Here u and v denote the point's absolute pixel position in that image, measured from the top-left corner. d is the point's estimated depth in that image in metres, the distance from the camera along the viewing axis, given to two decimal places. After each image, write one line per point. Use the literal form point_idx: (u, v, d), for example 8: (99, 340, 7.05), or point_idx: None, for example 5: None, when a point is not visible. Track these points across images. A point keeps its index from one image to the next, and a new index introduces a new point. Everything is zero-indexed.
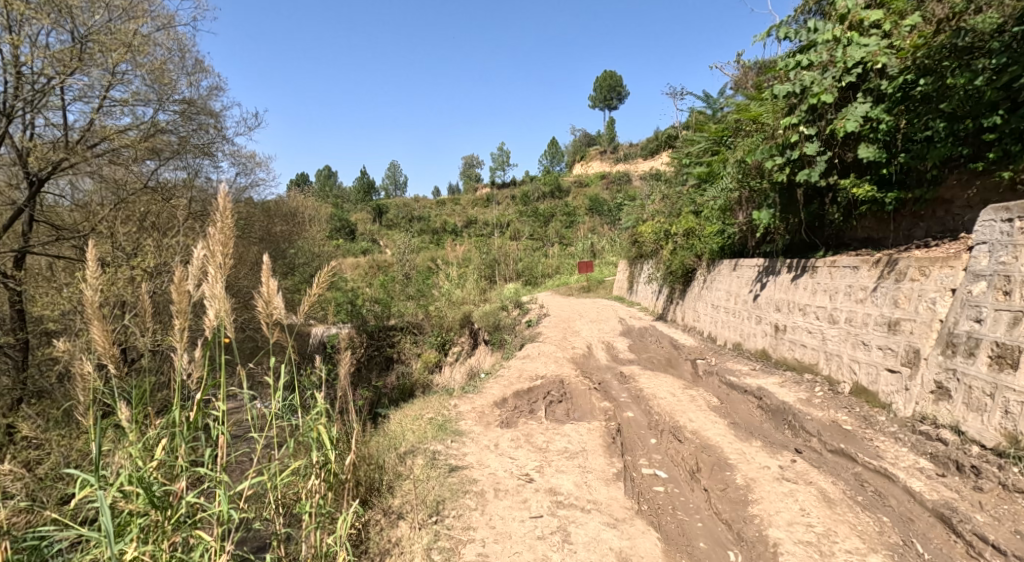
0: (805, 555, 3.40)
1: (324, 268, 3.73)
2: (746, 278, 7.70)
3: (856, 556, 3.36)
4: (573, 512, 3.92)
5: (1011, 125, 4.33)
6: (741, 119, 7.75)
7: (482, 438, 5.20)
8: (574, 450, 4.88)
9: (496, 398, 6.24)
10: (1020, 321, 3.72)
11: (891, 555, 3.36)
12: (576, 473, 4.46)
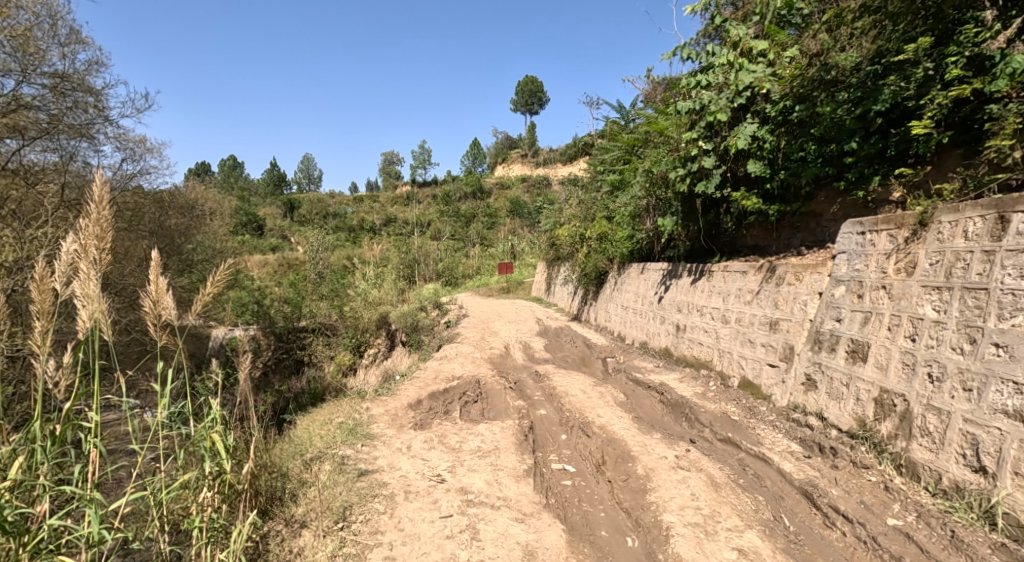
0: (693, 535, 3.67)
1: (222, 264, 3.74)
2: (652, 281, 8.38)
3: (735, 533, 3.67)
4: (483, 509, 4.08)
5: (863, 151, 5.05)
6: (650, 131, 8.38)
7: (395, 441, 5.33)
8: (486, 449, 5.08)
9: (411, 401, 6.41)
10: (869, 320, 4.34)
11: (763, 530, 3.69)
12: (488, 471, 4.64)
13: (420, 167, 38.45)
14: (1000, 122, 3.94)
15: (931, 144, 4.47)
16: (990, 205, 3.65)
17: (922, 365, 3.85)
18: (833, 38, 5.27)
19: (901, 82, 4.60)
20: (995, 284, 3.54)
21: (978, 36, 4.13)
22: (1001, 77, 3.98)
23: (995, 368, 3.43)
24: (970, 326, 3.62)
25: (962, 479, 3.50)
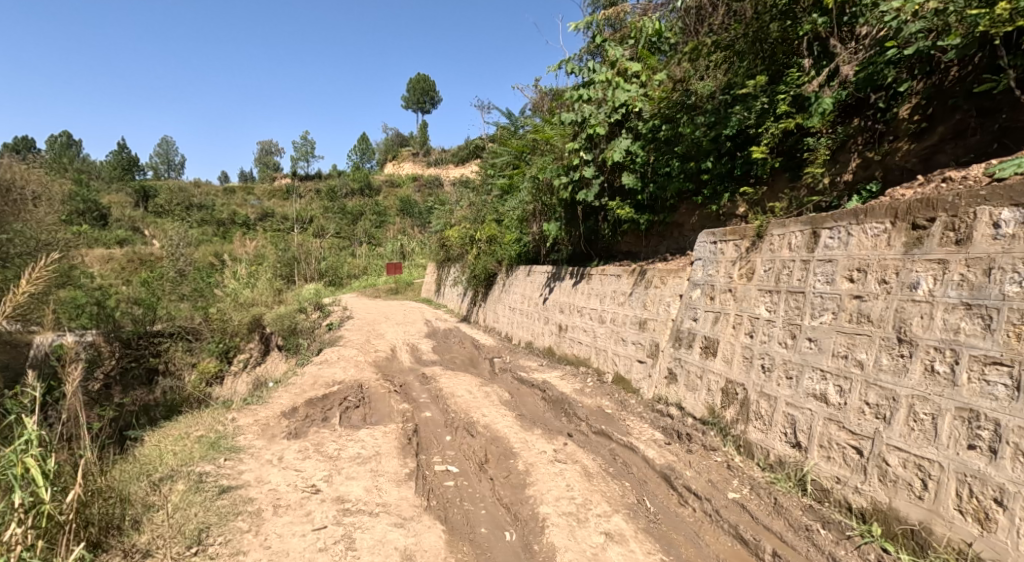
0: (565, 524, 3.74)
1: (41, 259, 3.49)
2: (537, 282, 8.85)
3: (604, 517, 3.78)
4: (360, 517, 3.88)
5: (717, 170, 5.67)
6: (537, 139, 8.80)
7: (264, 454, 5.01)
8: (367, 455, 4.87)
9: (286, 409, 6.15)
10: (719, 319, 4.65)
11: (629, 513, 3.84)
12: (367, 478, 4.45)
13: (301, 159, 36.48)
14: (815, 153, 4.54)
15: (766, 167, 5.06)
16: (805, 221, 3.99)
17: (758, 357, 4.16)
18: (693, 68, 5.81)
19: (745, 112, 5.21)
20: (810, 288, 3.89)
21: (799, 79, 4.86)
22: (815, 114, 4.53)
23: (808, 358, 3.76)
24: (792, 325, 3.95)
25: (784, 453, 3.81)
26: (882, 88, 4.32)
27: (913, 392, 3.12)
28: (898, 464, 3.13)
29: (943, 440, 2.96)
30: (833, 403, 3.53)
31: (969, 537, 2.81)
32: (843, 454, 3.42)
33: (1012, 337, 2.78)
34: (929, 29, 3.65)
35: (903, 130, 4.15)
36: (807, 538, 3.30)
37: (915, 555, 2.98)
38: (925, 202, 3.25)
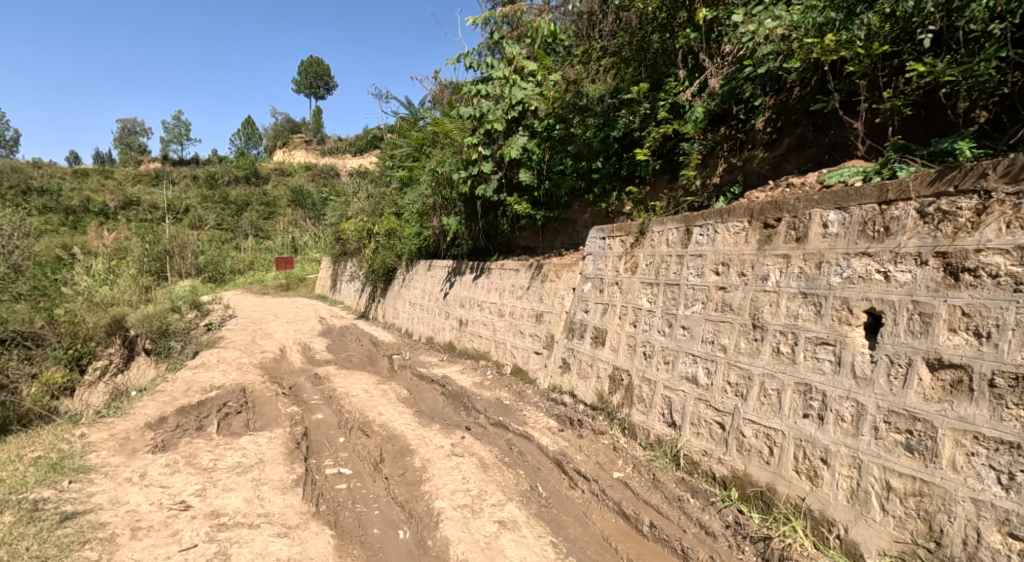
0: (461, 516, 3.50)
1: None
2: (438, 277, 8.90)
3: (497, 507, 3.59)
4: (238, 531, 3.43)
5: (605, 170, 6.03)
6: (437, 132, 8.76)
7: (121, 472, 4.36)
8: (248, 464, 4.38)
9: (151, 420, 5.53)
10: (607, 311, 4.78)
11: (523, 500, 3.70)
12: (247, 488, 3.97)
13: (173, 142, 34.09)
14: (689, 157, 4.96)
15: (649, 169, 5.45)
16: (681, 219, 4.08)
17: (641, 345, 4.24)
18: (585, 70, 6.11)
19: (630, 116, 5.60)
20: (684, 281, 3.95)
21: (675, 88, 5.24)
22: (689, 121, 5.00)
23: (683, 344, 3.80)
24: (669, 314, 4.03)
25: (662, 432, 3.83)
26: (741, 102, 4.82)
27: (764, 371, 3.14)
28: (751, 435, 3.14)
29: (785, 412, 2.97)
30: (702, 384, 3.57)
31: (803, 495, 2.80)
32: (710, 429, 3.44)
33: (835, 320, 2.80)
34: (777, 52, 4.07)
35: (759, 139, 4.60)
36: (678, 508, 3.30)
37: (765, 514, 3.01)
38: (774, 204, 3.27)
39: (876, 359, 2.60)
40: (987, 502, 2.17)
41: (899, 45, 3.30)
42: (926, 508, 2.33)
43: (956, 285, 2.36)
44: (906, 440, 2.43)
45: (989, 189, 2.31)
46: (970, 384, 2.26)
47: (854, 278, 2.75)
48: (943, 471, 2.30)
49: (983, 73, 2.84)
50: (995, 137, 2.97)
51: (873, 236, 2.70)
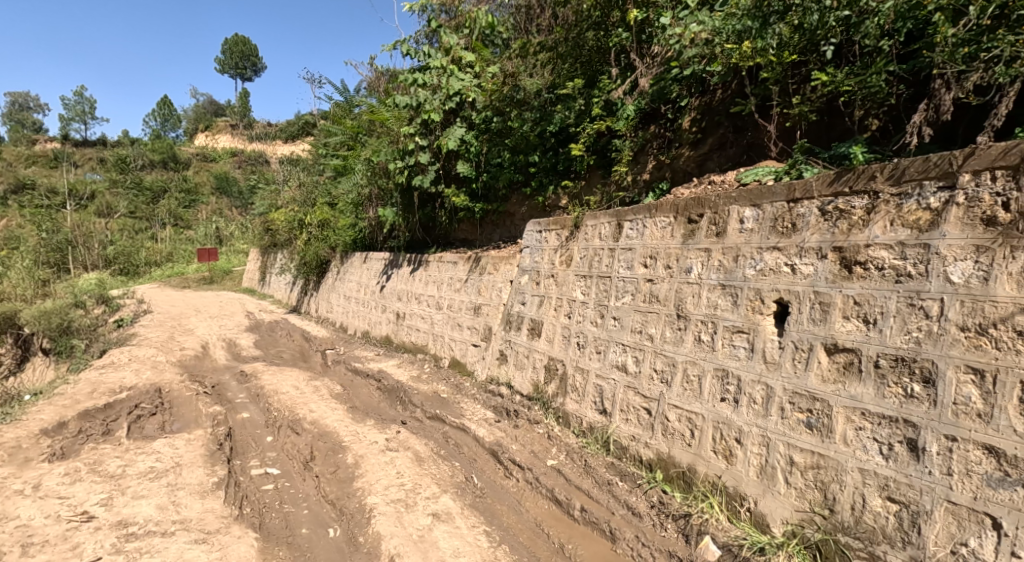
0: (394, 511, 3.48)
1: None
2: (374, 270, 8.77)
3: (432, 500, 3.61)
4: (149, 540, 3.22)
5: (542, 163, 6.16)
6: (373, 120, 8.58)
7: (13, 484, 3.97)
8: (162, 468, 4.12)
9: (51, 424, 5.13)
10: (543, 303, 4.89)
11: (457, 492, 3.74)
12: (161, 494, 3.74)
13: (75, 120, 31.69)
14: (621, 153, 5.15)
15: (583, 164, 5.59)
16: (612, 214, 4.23)
17: (575, 336, 4.38)
18: (523, 64, 6.13)
19: (566, 112, 5.78)
20: (616, 273, 4.11)
21: (608, 86, 5.37)
22: (621, 119, 5.17)
23: (614, 334, 3.97)
24: (601, 305, 4.17)
25: (594, 420, 3.98)
26: (670, 102, 5.01)
27: (687, 358, 3.32)
28: (675, 419, 3.33)
29: (705, 397, 3.16)
30: (631, 372, 3.74)
31: (719, 472, 2.99)
32: (638, 415, 3.61)
33: (749, 309, 3.00)
34: (701, 55, 4.30)
35: (685, 138, 4.80)
36: (608, 491, 3.41)
37: (686, 493, 3.19)
38: (697, 200, 3.47)
39: (783, 345, 2.80)
40: (872, 470, 2.36)
41: (806, 55, 3.58)
42: (822, 479, 2.52)
43: (849, 276, 2.56)
44: (807, 418, 2.62)
45: (877, 189, 2.52)
46: (859, 365, 2.46)
47: (766, 271, 2.96)
48: (835, 445, 2.49)
49: (874, 85, 3.12)
50: (885, 143, 3.30)
51: (783, 231, 2.91)
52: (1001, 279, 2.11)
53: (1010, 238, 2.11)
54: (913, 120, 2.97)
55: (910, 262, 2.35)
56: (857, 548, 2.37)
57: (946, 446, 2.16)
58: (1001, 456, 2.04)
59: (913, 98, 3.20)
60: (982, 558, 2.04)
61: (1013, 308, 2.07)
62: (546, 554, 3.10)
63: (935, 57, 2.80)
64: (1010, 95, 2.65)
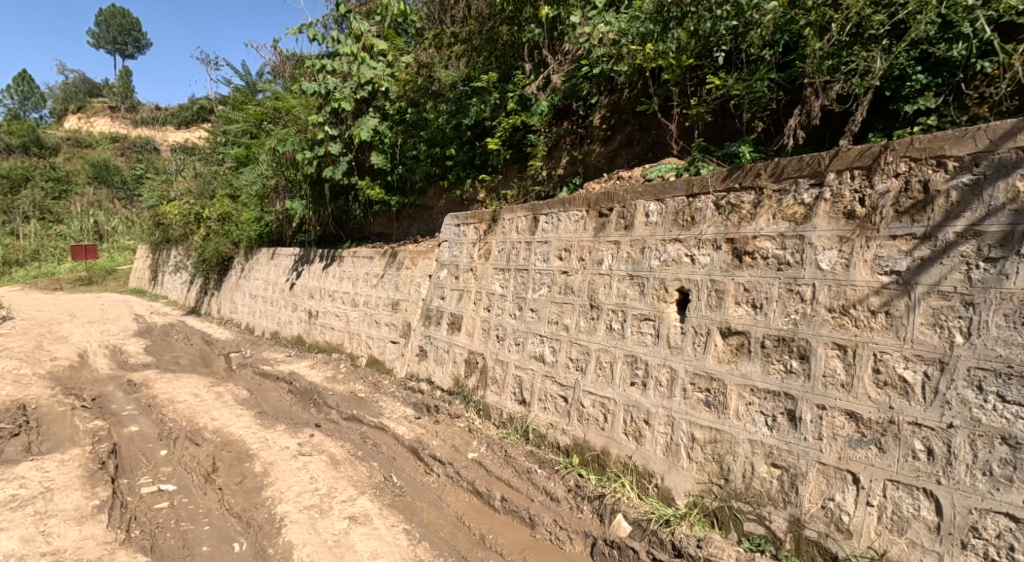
0: (307, 519, 3.39)
1: None
2: (283, 267, 8.43)
3: (348, 503, 3.56)
4: None
5: (459, 157, 6.08)
6: (279, 107, 8.19)
7: None
8: (29, 495, 3.72)
9: None
10: (462, 297, 4.93)
11: (375, 493, 3.71)
12: (29, 524, 3.37)
13: None
14: (536, 148, 5.24)
15: (499, 158, 5.62)
16: (529, 208, 4.33)
17: (494, 328, 4.45)
18: (438, 55, 6.14)
19: (481, 105, 5.79)
20: (532, 266, 4.22)
21: (521, 81, 5.49)
22: (535, 114, 5.26)
23: (532, 326, 4.07)
24: (519, 297, 4.27)
25: (514, 410, 4.07)
26: (581, 99, 5.14)
27: (600, 346, 3.48)
28: (589, 404, 3.48)
29: (616, 382, 3.33)
30: (548, 362, 3.87)
31: (630, 452, 3.17)
32: (555, 403, 3.75)
33: (655, 298, 3.19)
34: (610, 55, 4.49)
35: (596, 135, 4.96)
36: (527, 479, 3.51)
37: (600, 475, 3.34)
38: (606, 194, 3.63)
39: (685, 330, 3.01)
40: (759, 440, 2.58)
41: (701, 60, 3.79)
42: (718, 452, 2.74)
43: (740, 265, 2.79)
44: (705, 397, 2.84)
45: (762, 185, 2.76)
46: (749, 346, 2.69)
47: (669, 262, 3.16)
48: (729, 420, 2.72)
49: (758, 90, 3.41)
50: (768, 143, 3.62)
51: (683, 224, 3.12)
52: (860, 266, 2.35)
53: (866, 230, 2.35)
54: (789, 123, 3.30)
55: (789, 252, 2.59)
56: (747, 512, 2.59)
57: (818, 414, 2.39)
58: (859, 421, 2.27)
59: (789, 104, 3.52)
60: (845, 511, 2.27)
61: (869, 290, 2.30)
62: (467, 546, 3.15)
63: (806, 66, 3.10)
64: (863, 104, 3.00)
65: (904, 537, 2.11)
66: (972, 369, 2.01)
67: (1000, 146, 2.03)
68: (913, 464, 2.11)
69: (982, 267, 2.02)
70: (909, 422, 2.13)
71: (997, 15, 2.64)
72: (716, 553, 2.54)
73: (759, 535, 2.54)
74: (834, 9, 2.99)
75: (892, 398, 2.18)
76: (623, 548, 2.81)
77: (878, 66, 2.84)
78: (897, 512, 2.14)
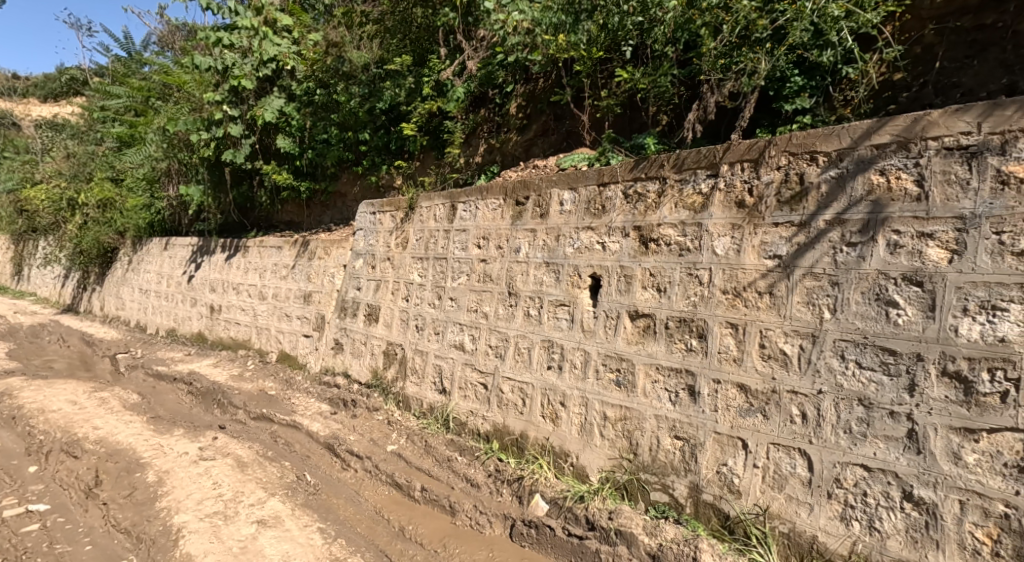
0: (208, 527, 3.21)
1: None
2: (179, 258, 7.89)
3: (256, 506, 3.43)
4: None
5: (373, 142, 5.89)
6: (168, 83, 7.59)
7: None
8: None
9: None
10: (379, 287, 4.85)
11: (286, 494, 3.61)
12: None
13: None
14: (453, 134, 5.19)
15: (416, 144, 5.51)
16: (446, 196, 4.33)
17: (413, 319, 4.42)
18: (349, 36, 5.80)
19: (395, 89, 5.66)
20: (451, 254, 4.22)
21: (437, 66, 5.43)
22: (452, 100, 5.22)
23: (451, 315, 4.09)
24: (438, 286, 4.26)
25: (434, 400, 4.08)
26: (496, 87, 5.17)
27: (518, 333, 3.56)
28: (509, 390, 3.56)
29: (534, 366, 3.42)
30: (468, 350, 3.90)
31: (547, 434, 3.28)
32: (475, 390, 3.79)
33: (571, 284, 3.30)
34: (524, 44, 4.59)
35: (513, 124, 5.00)
36: (448, 468, 3.54)
37: (519, 458, 3.42)
38: (523, 183, 3.71)
39: (597, 314, 3.14)
40: (663, 414, 2.76)
41: (610, 53, 3.96)
42: (628, 428, 2.89)
43: (646, 251, 2.95)
44: (616, 377, 2.99)
45: (665, 176, 2.93)
46: (655, 328, 2.85)
47: (582, 249, 3.28)
48: (637, 398, 2.88)
49: (661, 85, 3.64)
50: (671, 136, 3.81)
51: (595, 213, 3.24)
52: (749, 251, 2.55)
53: (754, 218, 2.56)
54: (688, 117, 3.54)
55: (689, 239, 2.77)
56: (653, 482, 2.76)
57: (713, 388, 2.59)
58: (747, 391, 2.48)
59: (689, 99, 3.74)
60: (736, 474, 2.48)
61: (757, 273, 2.51)
62: (385, 539, 3.13)
63: (703, 64, 3.34)
64: (751, 101, 3.24)
65: (783, 492, 2.34)
66: (837, 340, 2.24)
67: (860, 144, 2.27)
68: (790, 428, 2.33)
69: (845, 251, 2.25)
70: (788, 390, 2.36)
71: (856, 26, 2.95)
72: (626, 523, 2.68)
73: (664, 503, 2.71)
74: (725, 12, 3.21)
75: (774, 370, 2.41)
76: (541, 526, 2.90)
77: (762, 67, 3.09)
78: (777, 471, 2.36)
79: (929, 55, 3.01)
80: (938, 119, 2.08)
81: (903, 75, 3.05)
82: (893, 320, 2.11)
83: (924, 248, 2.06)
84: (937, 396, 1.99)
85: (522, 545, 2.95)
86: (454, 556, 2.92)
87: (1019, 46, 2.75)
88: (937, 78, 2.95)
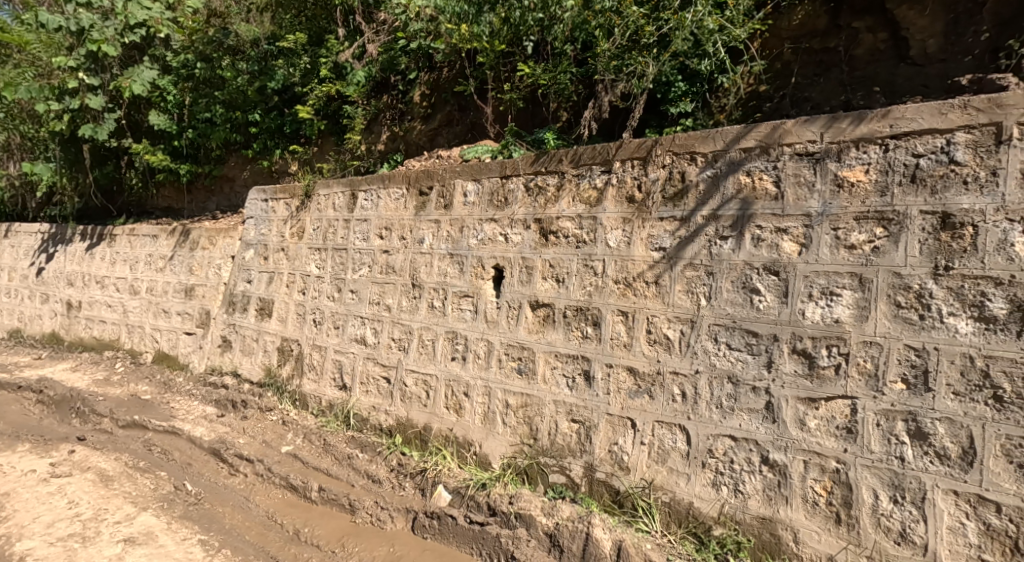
0: (60, 551, 2.93)
1: None
2: (25, 248, 7.05)
3: (123, 523, 3.18)
4: None
5: (265, 125, 5.54)
6: (9, 45, 6.69)
7: None
8: None
9: None
10: (273, 280, 4.62)
11: (160, 506, 3.37)
12: None
13: None
14: (353, 121, 4.98)
15: (313, 129, 5.26)
16: (346, 184, 4.21)
17: (310, 313, 4.26)
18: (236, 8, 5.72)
19: (288, 68, 5.41)
20: (351, 245, 4.11)
21: (336, 47, 5.23)
22: (351, 84, 5.04)
23: (352, 308, 3.99)
24: (338, 279, 4.14)
25: (333, 397, 3.97)
26: (398, 73, 5.08)
27: (422, 325, 3.55)
28: (412, 383, 3.55)
29: (438, 358, 3.44)
30: (370, 343, 3.83)
31: (451, 425, 3.31)
32: (377, 385, 3.73)
33: (475, 275, 3.34)
34: (428, 31, 4.58)
35: (416, 113, 4.93)
36: (348, 466, 3.46)
37: (423, 451, 3.42)
38: (425, 172, 3.69)
39: (499, 305, 3.20)
40: (561, 400, 2.88)
41: (512, 46, 4.00)
42: (529, 414, 2.99)
43: (546, 243, 3.05)
44: (518, 365, 3.07)
45: (564, 170, 3.04)
46: (554, 317, 2.96)
47: (485, 240, 3.32)
48: (537, 384, 2.97)
49: (561, 82, 3.77)
50: (570, 132, 3.93)
51: (497, 205, 3.30)
52: (638, 243, 2.72)
53: (642, 213, 2.73)
54: (584, 115, 3.66)
55: (585, 231, 2.90)
56: (552, 465, 2.88)
57: (606, 371, 2.74)
58: (636, 374, 2.65)
59: (586, 98, 3.87)
60: (626, 452, 2.64)
61: (644, 264, 2.68)
62: (278, 544, 3.03)
63: (598, 64, 3.49)
64: (640, 104, 3.44)
65: (665, 465, 2.53)
66: (711, 325, 2.45)
67: (730, 147, 2.48)
68: (672, 406, 2.53)
69: (718, 243, 2.47)
70: (670, 371, 2.54)
71: (728, 40, 3.23)
72: (525, 507, 2.77)
73: (561, 484, 2.83)
74: (616, 16, 3.40)
75: (658, 353, 2.59)
76: (443, 517, 2.92)
77: (649, 72, 3.30)
78: (661, 446, 2.55)
79: (787, 71, 3.34)
80: (792, 128, 2.32)
81: (766, 88, 3.37)
82: (756, 305, 2.34)
83: (780, 242, 2.31)
84: (789, 371, 2.24)
85: (423, 538, 2.96)
86: (352, 556, 2.88)
87: (855, 69, 3.16)
88: (793, 92, 3.29)
